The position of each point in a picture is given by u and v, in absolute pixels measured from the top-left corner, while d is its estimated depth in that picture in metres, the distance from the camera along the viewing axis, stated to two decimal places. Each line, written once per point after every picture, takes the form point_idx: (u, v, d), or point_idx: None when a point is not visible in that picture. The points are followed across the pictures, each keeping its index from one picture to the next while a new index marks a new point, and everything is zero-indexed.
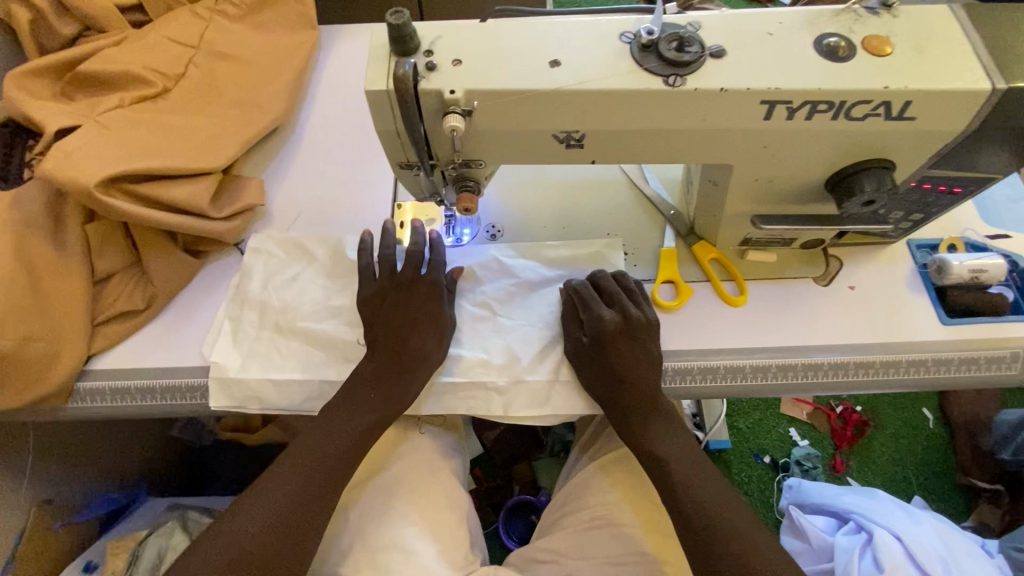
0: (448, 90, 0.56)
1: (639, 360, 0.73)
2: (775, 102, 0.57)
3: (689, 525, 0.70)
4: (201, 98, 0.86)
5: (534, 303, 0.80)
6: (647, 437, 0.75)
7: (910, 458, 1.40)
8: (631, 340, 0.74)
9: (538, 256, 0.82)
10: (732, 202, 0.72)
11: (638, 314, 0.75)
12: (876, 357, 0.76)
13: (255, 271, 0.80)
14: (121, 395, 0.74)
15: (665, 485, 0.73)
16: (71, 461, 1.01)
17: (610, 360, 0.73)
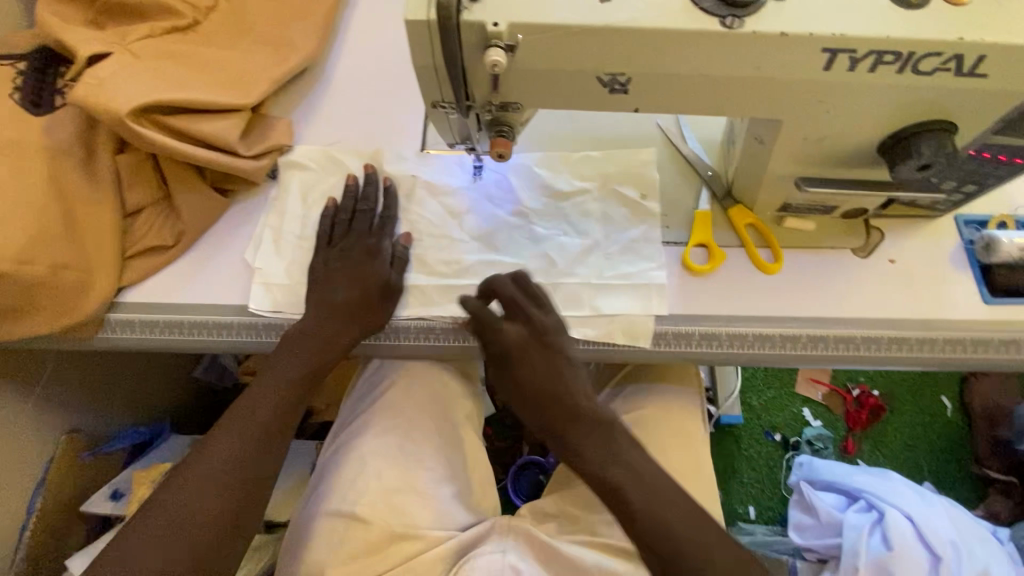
0: (491, 21, 0.51)
1: (552, 366, 0.68)
2: (837, 51, 0.51)
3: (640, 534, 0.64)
4: (230, 33, 0.84)
5: (568, 218, 0.80)
6: (586, 446, 0.67)
7: (922, 443, 1.60)
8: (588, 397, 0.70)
9: (569, 169, 0.82)
10: (777, 163, 0.67)
11: (541, 324, 0.69)
12: (912, 333, 0.72)
13: (292, 185, 0.81)
14: (148, 328, 0.76)
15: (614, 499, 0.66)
16: (99, 393, 1.06)
17: (520, 374, 0.68)
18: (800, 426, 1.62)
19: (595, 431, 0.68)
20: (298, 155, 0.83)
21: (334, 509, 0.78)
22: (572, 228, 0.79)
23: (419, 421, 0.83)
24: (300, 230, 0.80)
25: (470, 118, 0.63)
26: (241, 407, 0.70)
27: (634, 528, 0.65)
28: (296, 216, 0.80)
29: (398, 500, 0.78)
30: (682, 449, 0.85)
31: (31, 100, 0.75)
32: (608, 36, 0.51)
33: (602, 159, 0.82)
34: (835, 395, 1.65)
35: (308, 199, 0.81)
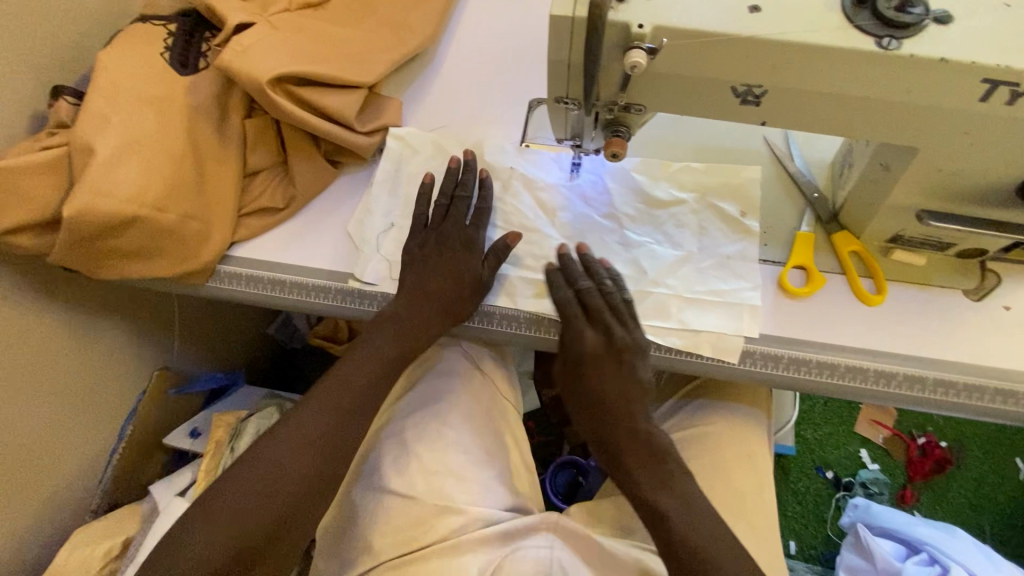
0: (637, 23, 0.52)
1: (619, 385, 0.72)
2: (1000, 83, 0.49)
3: (674, 554, 0.68)
4: (358, 13, 0.88)
5: (663, 225, 0.79)
6: (640, 484, 0.71)
7: (988, 504, 1.50)
8: (619, 362, 0.72)
9: (669, 176, 0.82)
10: (900, 193, 0.64)
11: (621, 335, 0.71)
12: (1022, 388, 0.68)
13: (395, 163, 0.85)
14: (252, 283, 0.81)
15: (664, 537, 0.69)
16: (188, 336, 1.14)
17: (590, 381, 0.72)
18: (855, 467, 1.55)
19: (644, 459, 0.72)
20: (406, 134, 0.86)
21: (379, 483, 0.78)
22: (668, 235, 0.79)
23: (462, 398, 0.82)
24: (400, 207, 0.83)
25: (589, 117, 0.64)
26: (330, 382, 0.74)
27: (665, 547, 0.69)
28: (398, 196, 0.84)
29: (438, 479, 0.77)
30: (747, 473, 0.83)
31: (177, 60, 0.81)
32: (754, 46, 0.51)
33: (704, 169, 0.81)
34: (897, 441, 1.56)
35: (412, 179, 0.84)
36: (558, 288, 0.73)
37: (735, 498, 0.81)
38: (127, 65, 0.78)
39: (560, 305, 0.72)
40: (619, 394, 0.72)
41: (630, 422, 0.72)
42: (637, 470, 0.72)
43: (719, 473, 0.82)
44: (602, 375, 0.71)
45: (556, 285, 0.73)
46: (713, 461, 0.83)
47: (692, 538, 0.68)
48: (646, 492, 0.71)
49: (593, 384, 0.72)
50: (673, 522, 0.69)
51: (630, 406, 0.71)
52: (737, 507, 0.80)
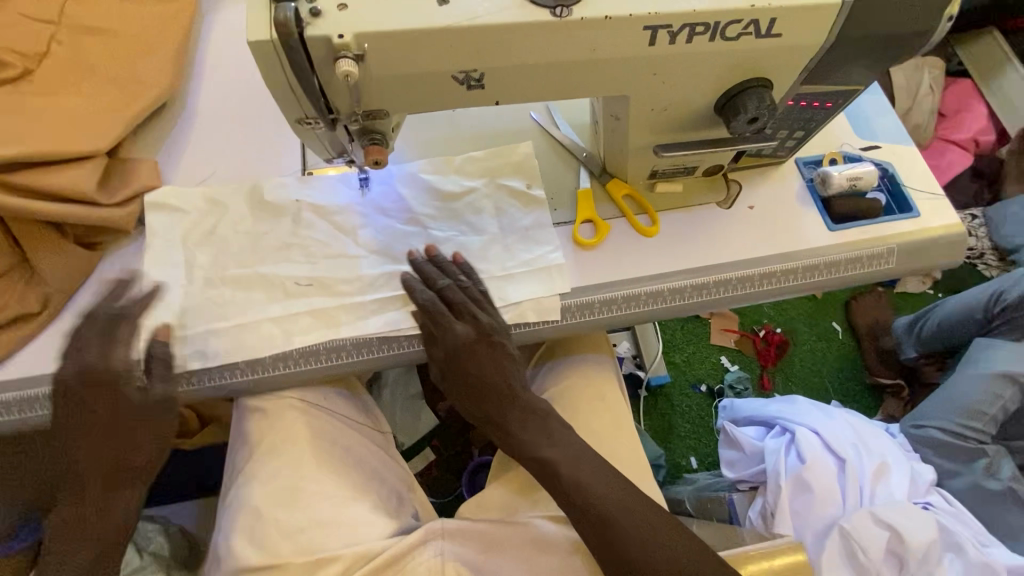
0: (335, 34, 0.52)
1: (495, 366, 0.74)
2: (656, 27, 0.58)
3: (582, 510, 0.70)
4: (73, 77, 0.79)
5: (461, 216, 0.82)
6: (534, 451, 0.73)
7: (824, 367, 1.79)
8: (489, 345, 0.74)
9: (454, 169, 0.84)
10: (634, 134, 0.73)
11: (488, 321, 0.74)
12: (777, 266, 0.82)
13: (165, 228, 0.77)
14: (24, 407, 0.69)
15: (566, 496, 0.71)
16: None
17: (467, 369, 0.73)
18: (721, 373, 1.76)
19: (531, 427, 0.74)
20: (168, 196, 0.78)
21: (237, 565, 0.70)
22: (469, 226, 0.81)
23: (315, 445, 0.78)
24: (184, 274, 0.76)
25: (338, 130, 0.64)
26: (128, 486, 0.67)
27: (567, 506, 0.71)
28: (179, 266, 0.76)
29: (306, 538, 0.71)
30: (607, 417, 0.89)
31: None
32: (451, 35, 0.54)
33: (484, 154, 0.85)
34: (745, 339, 1.80)
35: (191, 240, 0.77)
36: (419, 291, 0.74)
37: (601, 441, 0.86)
38: None
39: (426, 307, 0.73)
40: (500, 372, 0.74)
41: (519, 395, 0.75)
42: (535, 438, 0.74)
43: (582, 425, 0.88)
44: (478, 362, 0.73)
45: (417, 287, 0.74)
46: (575, 416, 0.88)
47: (594, 489, 0.71)
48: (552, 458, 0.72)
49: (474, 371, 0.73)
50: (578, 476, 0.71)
51: (507, 385, 0.74)
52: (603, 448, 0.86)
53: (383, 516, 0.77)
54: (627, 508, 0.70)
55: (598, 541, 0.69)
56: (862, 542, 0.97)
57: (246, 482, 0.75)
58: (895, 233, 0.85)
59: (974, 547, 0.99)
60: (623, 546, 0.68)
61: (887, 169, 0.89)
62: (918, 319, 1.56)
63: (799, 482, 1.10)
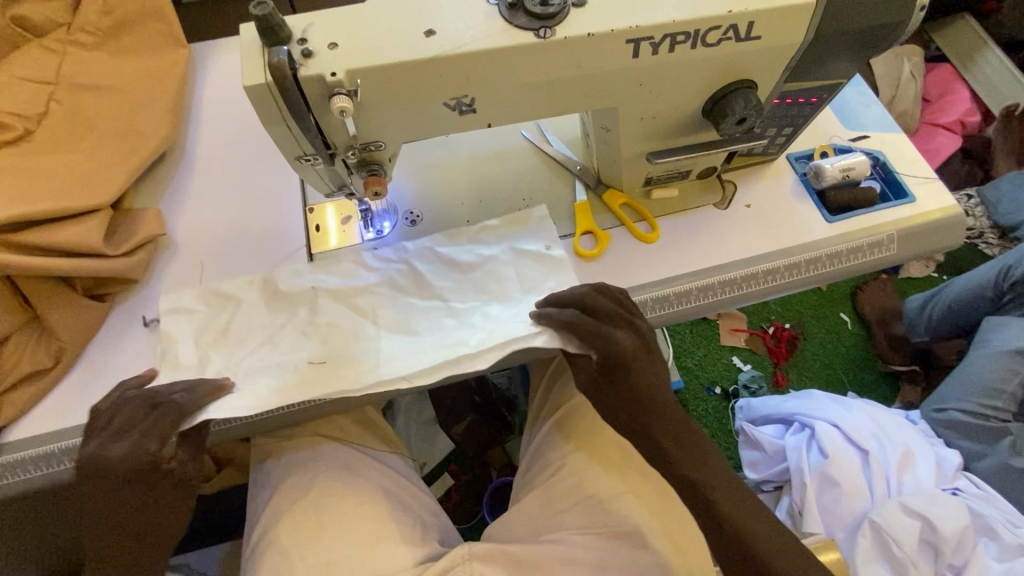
0: (328, 73, 0.54)
1: (654, 377, 0.70)
2: (639, 40, 0.59)
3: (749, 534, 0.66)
4: (73, 134, 0.81)
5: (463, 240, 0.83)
6: (697, 465, 0.69)
7: (837, 359, 1.78)
8: (647, 356, 0.71)
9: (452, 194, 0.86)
10: (626, 144, 0.74)
11: (646, 331, 0.71)
12: (779, 262, 0.83)
13: None
14: (6, 471, 0.68)
15: (733, 517, 0.66)
16: None
17: (633, 379, 0.69)
18: (734, 373, 1.75)
19: (688, 442, 0.70)
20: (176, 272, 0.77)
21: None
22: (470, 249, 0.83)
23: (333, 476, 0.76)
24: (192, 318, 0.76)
25: (336, 165, 0.65)
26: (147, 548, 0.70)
27: (730, 532, 0.66)
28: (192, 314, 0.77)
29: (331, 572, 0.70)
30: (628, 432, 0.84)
31: None
32: (441, 64, 0.56)
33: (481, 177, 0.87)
34: (755, 338, 1.79)
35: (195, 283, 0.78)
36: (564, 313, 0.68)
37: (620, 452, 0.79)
38: None
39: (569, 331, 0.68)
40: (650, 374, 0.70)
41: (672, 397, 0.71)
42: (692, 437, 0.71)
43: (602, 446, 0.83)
44: (639, 372, 0.69)
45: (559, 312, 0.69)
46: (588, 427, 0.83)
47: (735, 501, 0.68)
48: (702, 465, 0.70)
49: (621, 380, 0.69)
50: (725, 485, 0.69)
51: (665, 396, 0.70)
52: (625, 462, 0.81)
53: (406, 545, 0.75)
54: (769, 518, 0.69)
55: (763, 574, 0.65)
56: (894, 534, 0.95)
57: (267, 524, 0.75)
58: (893, 220, 0.86)
59: (1008, 529, 0.98)
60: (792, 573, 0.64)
61: (878, 158, 0.91)
62: (928, 300, 1.55)
63: (825, 479, 1.08)
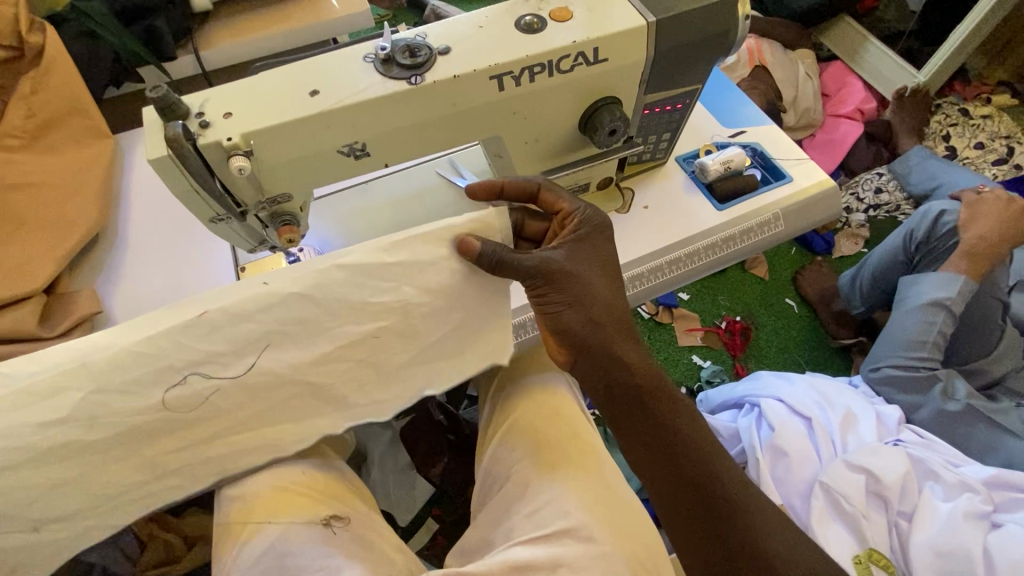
0: (224, 138, 0.61)
1: (601, 261, 0.71)
2: (501, 75, 0.68)
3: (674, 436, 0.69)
4: (2, 230, 0.85)
5: None
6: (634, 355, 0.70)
7: (789, 342, 1.86)
8: (598, 238, 0.72)
9: None
10: (519, 166, 0.82)
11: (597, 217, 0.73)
12: (680, 251, 0.91)
13: None
14: None
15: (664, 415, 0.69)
16: None
17: (578, 251, 0.70)
18: (696, 372, 1.81)
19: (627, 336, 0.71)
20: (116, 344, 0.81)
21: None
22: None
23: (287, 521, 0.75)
24: None
25: (249, 220, 0.71)
26: None
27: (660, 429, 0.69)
28: None
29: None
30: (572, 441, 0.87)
31: None
32: (327, 117, 0.63)
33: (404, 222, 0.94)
34: (710, 334, 1.87)
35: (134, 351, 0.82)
36: (488, 244, 0.65)
37: (563, 455, 0.83)
38: None
39: (495, 264, 0.65)
40: (590, 293, 0.68)
41: (614, 322, 0.69)
42: (637, 363, 0.70)
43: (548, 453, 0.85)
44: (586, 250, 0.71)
45: (481, 244, 0.65)
46: (533, 435, 0.86)
47: (679, 424, 0.69)
48: (645, 394, 0.69)
49: (555, 303, 0.68)
50: (665, 415, 0.70)
51: (609, 284, 0.71)
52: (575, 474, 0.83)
53: None
54: (707, 441, 0.70)
55: (684, 475, 0.68)
56: (843, 491, 1.00)
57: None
58: (776, 200, 0.96)
59: (947, 469, 1.04)
60: (713, 483, 0.68)
61: (755, 149, 1.01)
62: (855, 272, 1.66)
63: (776, 450, 1.13)
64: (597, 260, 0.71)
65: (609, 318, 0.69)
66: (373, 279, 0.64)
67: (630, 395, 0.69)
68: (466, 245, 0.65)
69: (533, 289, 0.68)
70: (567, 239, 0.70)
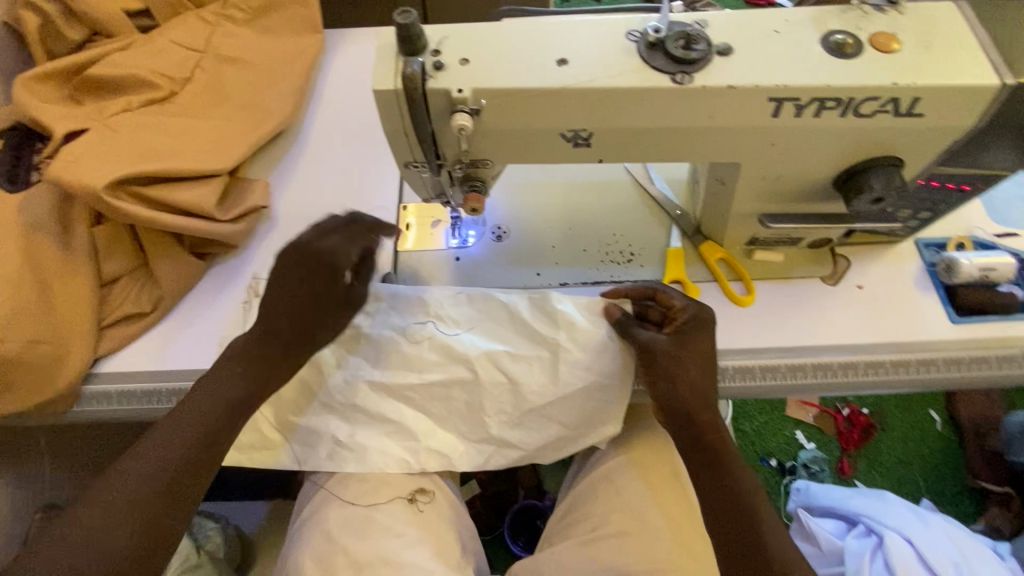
0: (455, 89, 0.54)
1: (702, 351, 0.68)
2: (782, 100, 0.55)
3: (738, 546, 0.64)
4: (207, 101, 0.86)
5: (550, 271, 0.82)
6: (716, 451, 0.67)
7: (918, 461, 1.59)
8: (704, 332, 0.68)
9: (541, 228, 0.85)
10: (739, 202, 0.69)
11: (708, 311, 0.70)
12: (887, 357, 0.75)
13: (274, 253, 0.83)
14: (94, 400, 0.75)
15: (732, 518, 0.65)
16: None
17: (683, 341, 0.68)
18: (795, 449, 1.60)
19: (711, 431, 0.67)
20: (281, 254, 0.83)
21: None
22: (548, 277, 0.81)
23: (381, 477, 0.75)
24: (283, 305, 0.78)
25: (441, 175, 0.65)
26: (136, 461, 0.61)
27: (727, 534, 0.65)
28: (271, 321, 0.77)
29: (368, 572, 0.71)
30: (682, 513, 0.77)
31: (6, 176, 0.76)
32: (566, 95, 0.55)
33: (574, 215, 0.86)
34: (825, 416, 1.64)
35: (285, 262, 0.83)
36: (620, 314, 0.71)
37: (671, 524, 0.76)
38: None
39: (620, 332, 0.70)
40: (690, 381, 0.67)
41: (710, 413, 0.68)
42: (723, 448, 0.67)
43: (648, 512, 0.77)
44: (688, 338, 0.68)
45: (616, 310, 0.72)
46: (645, 486, 0.79)
47: (749, 529, 0.64)
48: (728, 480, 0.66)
49: (660, 387, 0.68)
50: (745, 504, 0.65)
51: (702, 379, 0.68)
52: (674, 546, 0.74)
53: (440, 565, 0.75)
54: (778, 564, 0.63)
55: None
56: None
57: (312, 508, 0.76)
58: None
59: None
60: None
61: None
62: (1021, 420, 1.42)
63: None
64: (702, 352, 0.68)
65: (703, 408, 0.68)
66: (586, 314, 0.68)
67: (713, 479, 0.66)
68: (609, 310, 0.72)
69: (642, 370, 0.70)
70: (676, 329, 0.69)
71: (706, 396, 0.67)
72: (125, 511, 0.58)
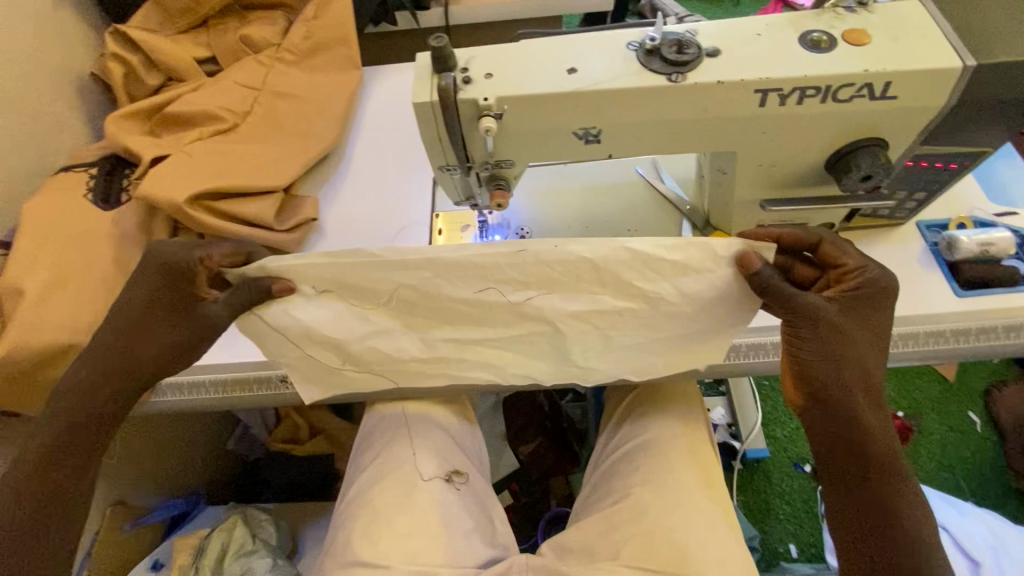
0: (481, 97, 0.64)
1: (866, 320, 0.64)
2: (767, 90, 0.62)
3: (885, 527, 0.62)
4: (264, 129, 0.99)
5: None
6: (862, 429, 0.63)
7: (960, 464, 1.52)
8: (873, 299, 0.64)
9: (560, 227, 0.93)
10: (741, 190, 0.76)
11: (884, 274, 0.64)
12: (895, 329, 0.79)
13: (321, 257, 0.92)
14: (167, 391, 0.84)
15: (881, 498, 0.62)
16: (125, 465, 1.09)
17: (849, 305, 0.63)
18: None
19: (866, 406, 0.63)
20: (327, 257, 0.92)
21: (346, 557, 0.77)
22: None
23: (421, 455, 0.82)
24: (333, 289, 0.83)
25: (470, 176, 0.74)
26: (69, 382, 0.67)
27: (870, 513, 0.62)
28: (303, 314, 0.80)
29: (410, 541, 0.77)
30: (702, 486, 0.82)
31: (101, 197, 0.89)
32: (576, 98, 0.64)
33: (590, 214, 0.94)
34: None
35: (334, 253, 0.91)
36: (768, 267, 0.62)
37: (693, 496, 0.80)
38: (84, 212, 0.86)
39: (763, 289, 0.62)
40: (852, 353, 0.62)
41: (868, 387, 0.63)
42: (876, 431, 0.63)
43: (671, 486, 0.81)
44: (859, 304, 0.63)
45: (762, 262, 0.62)
46: (667, 462, 0.84)
47: (900, 509, 0.62)
48: (878, 465, 0.63)
49: (814, 354, 0.62)
50: (893, 492, 0.62)
51: (865, 350, 0.63)
52: (697, 516, 0.78)
53: (475, 538, 0.81)
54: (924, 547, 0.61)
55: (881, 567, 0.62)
56: None
57: (358, 486, 0.84)
58: None
59: None
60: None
61: None
62: None
63: None
64: (869, 320, 0.64)
65: (862, 385, 0.63)
66: (650, 270, 0.66)
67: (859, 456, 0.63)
68: (750, 259, 0.62)
69: (794, 332, 0.63)
70: (842, 293, 0.63)
71: (867, 368, 0.63)
72: (69, 426, 0.65)
